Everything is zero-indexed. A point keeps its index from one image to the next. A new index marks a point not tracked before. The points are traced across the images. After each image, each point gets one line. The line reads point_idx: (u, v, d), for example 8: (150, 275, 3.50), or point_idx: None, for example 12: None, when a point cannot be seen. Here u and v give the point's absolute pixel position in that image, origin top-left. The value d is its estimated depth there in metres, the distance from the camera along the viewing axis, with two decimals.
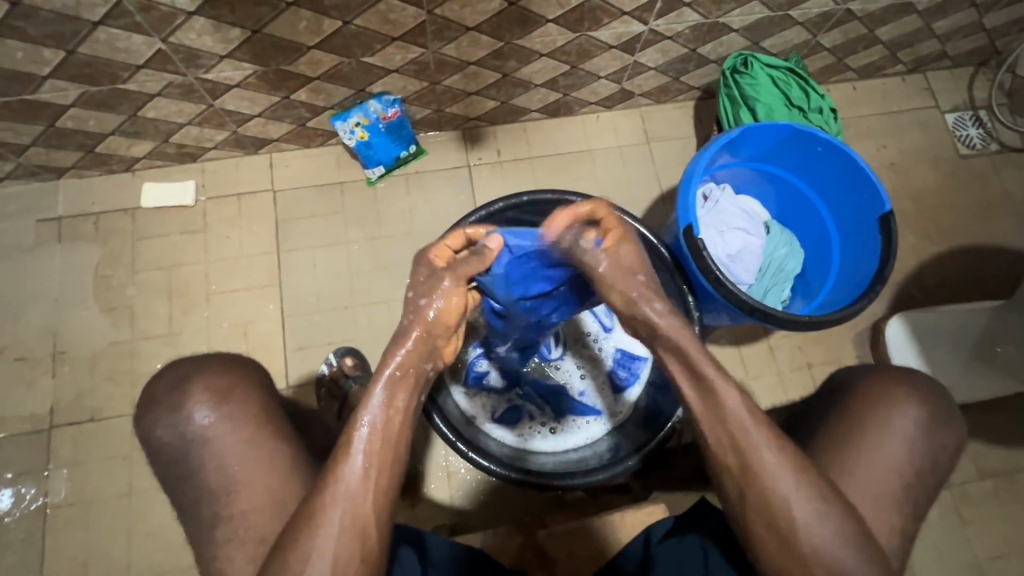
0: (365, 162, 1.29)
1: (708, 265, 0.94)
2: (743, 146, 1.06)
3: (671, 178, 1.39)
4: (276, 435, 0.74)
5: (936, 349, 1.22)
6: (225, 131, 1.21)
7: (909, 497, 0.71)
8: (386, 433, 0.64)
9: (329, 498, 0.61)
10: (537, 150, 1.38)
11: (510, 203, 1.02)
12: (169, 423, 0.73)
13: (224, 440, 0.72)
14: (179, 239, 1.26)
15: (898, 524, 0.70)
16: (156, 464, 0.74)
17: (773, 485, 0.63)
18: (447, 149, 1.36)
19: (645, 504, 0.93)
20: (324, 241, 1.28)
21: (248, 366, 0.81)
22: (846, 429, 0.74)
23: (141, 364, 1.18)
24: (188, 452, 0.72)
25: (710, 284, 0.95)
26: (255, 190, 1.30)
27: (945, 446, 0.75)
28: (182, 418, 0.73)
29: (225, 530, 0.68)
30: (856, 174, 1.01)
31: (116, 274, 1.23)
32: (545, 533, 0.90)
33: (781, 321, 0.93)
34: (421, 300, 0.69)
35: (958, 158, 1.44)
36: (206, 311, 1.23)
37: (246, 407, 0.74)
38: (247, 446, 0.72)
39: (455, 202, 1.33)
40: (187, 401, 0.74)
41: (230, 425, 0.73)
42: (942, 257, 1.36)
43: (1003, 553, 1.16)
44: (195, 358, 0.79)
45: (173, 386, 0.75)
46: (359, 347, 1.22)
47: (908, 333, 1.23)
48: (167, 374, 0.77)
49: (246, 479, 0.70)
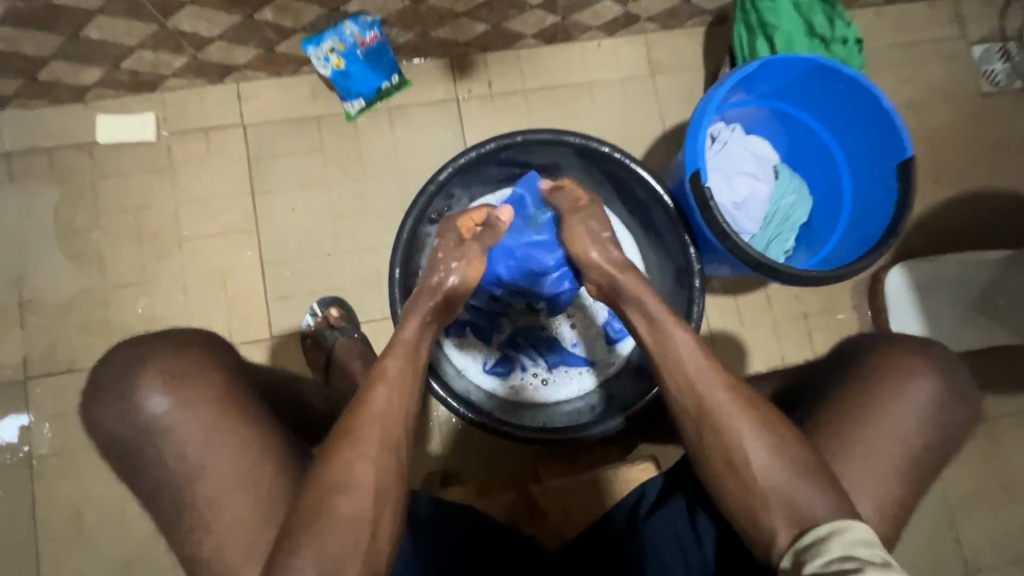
0: (342, 94, 1.18)
1: (715, 217, 0.87)
2: (758, 82, 0.96)
3: (675, 114, 1.29)
4: (245, 415, 0.71)
5: (936, 303, 1.20)
6: (183, 56, 1.08)
7: (907, 459, 0.71)
8: (409, 354, 0.76)
9: (365, 422, 0.67)
10: (531, 82, 1.27)
11: (503, 143, 0.97)
12: (132, 403, 0.70)
13: (188, 420, 0.69)
14: (145, 179, 1.16)
15: (895, 486, 0.70)
16: (115, 447, 0.71)
17: (754, 437, 0.67)
18: (433, 79, 1.24)
19: (638, 461, 0.93)
20: (302, 182, 1.19)
21: (210, 345, 0.77)
22: None
23: (114, 313, 1.12)
24: (147, 439, 0.69)
25: (717, 237, 0.87)
26: (223, 125, 1.19)
27: (950, 406, 0.73)
28: (139, 402, 0.69)
29: (212, 493, 0.67)
30: (878, 114, 0.92)
31: (78, 217, 1.14)
32: (539, 489, 0.91)
33: (788, 277, 0.88)
34: (452, 262, 0.86)
35: (979, 95, 1.34)
36: (180, 258, 1.15)
37: (204, 392, 0.70)
38: (209, 433, 0.69)
39: (443, 140, 1.23)
40: (143, 382, 0.70)
41: (186, 410, 0.69)
42: (949, 203, 1.31)
43: (973, 492, 1.21)
44: (144, 341, 0.75)
45: (128, 369, 0.71)
46: (344, 295, 1.18)
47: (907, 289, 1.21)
48: (117, 356, 0.73)
49: (225, 452, 0.69)
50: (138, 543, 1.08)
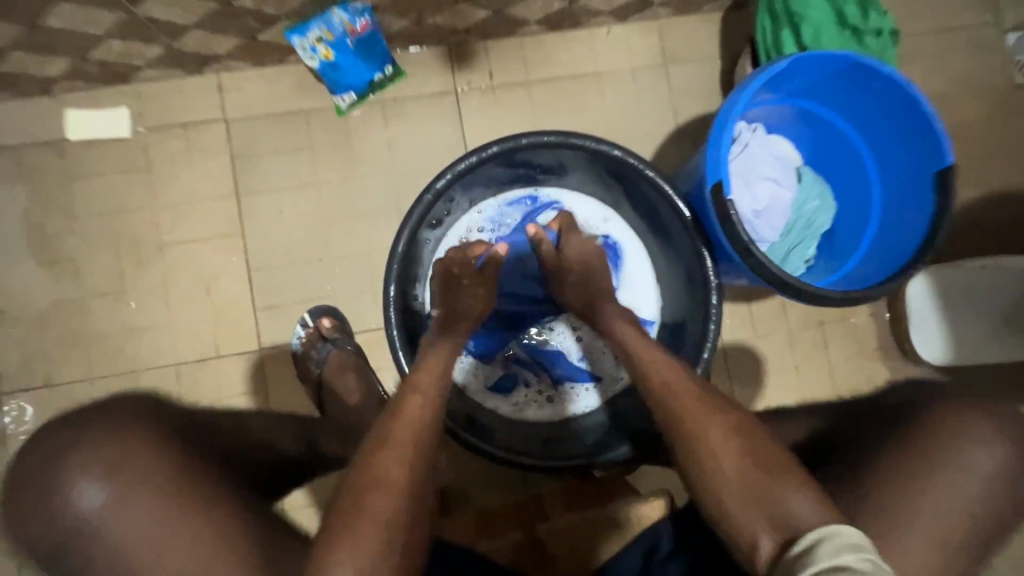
0: (332, 87, 1.09)
1: (737, 231, 0.79)
2: (785, 81, 0.88)
3: (690, 108, 1.21)
4: (197, 499, 0.68)
5: (960, 319, 1.15)
6: (157, 46, 0.99)
7: (952, 505, 0.64)
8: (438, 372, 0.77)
9: (395, 429, 0.68)
10: (536, 73, 1.18)
11: (507, 147, 0.89)
12: (65, 494, 0.66)
13: (129, 512, 0.66)
14: (121, 180, 1.08)
15: (937, 536, 0.64)
16: (53, 535, 0.66)
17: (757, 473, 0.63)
18: (430, 70, 1.15)
19: (650, 498, 0.89)
20: (291, 182, 1.11)
21: (160, 426, 0.73)
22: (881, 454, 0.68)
23: (93, 325, 1.06)
24: (87, 535, 0.66)
25: (737, 253, 0.80)
26: (204, 120, 1.10)
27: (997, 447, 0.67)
28: (73, 495, 0.66)
29: None
30: (916, 118, 0.84)
31: (51, 222, 1.07)
32: (546, 528, 0.88)
33: (814, 298, 0.81)
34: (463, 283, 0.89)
35: (1012, 87, 1.26)
36: (162, 266, 1.08)
37: (146, 483, 0.67)
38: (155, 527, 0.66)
39: (441, 137, 1.15)
40: (77, 474, 0.67)
41: (122, 500, 0.66)
42: (976, 204, 1.24)
43: None
44: (78, 421, 0.71)
45: (53, 459, 0.68)
46: (337, 304, 1.11)
47: (932, 305, 1.16)
48: (48, 438, 0.71)
49: (186, 530, 0.66)
50: None
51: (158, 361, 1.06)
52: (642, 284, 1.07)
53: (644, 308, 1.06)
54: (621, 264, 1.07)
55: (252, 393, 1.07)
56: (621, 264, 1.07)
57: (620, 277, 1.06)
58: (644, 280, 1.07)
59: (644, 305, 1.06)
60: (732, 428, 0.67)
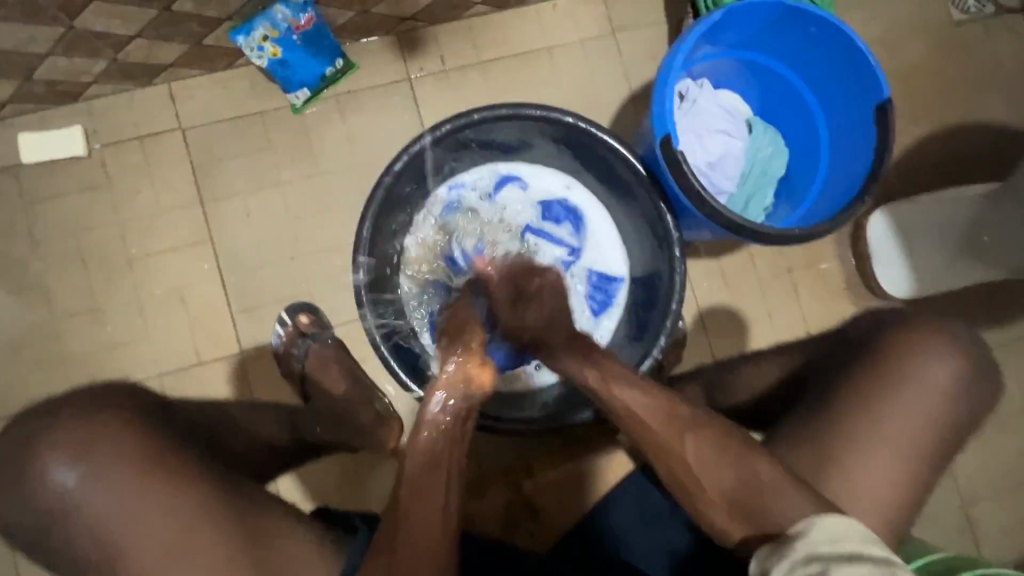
0: (285, 86, 1.10)
1: (689, 180, 0.86)
2: (725, 32, 0.92)
3: (642, 74, 1.23)
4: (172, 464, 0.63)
5: (923, 250, 1.17)
6: (103, 59, 0.99)
7: (899, 435, 0.69)
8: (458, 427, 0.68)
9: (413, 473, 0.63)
10: (486, 53, 1.20)
11: (462, 123, 0.91)
12: (46, 462, 0.62)
13: (107, 491, 0.61)
14: (81, 198, 1.08)
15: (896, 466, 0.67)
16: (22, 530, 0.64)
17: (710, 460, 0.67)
18: (380, 59, 1.16)
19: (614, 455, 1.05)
20: (253, 184, 1.12)
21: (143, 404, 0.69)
22: (866, 411, 0.70)
23: (70, 345, 1.06)
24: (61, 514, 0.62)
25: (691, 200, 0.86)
26: (159, 131, 1.10)
27: (939, 364, 0.71)
28: (49, 472, 0.62)
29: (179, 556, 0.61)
30: (851, 57, 0.88)
31: (15, 247, 1.06)
32: (532, 484, 1.03)
33: (766, 238, 0.85)
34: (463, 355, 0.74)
35: (952, 24, 1.25)
36: (132, 280, 1.08)
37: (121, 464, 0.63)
38: (142, 484, 0.62)
39: (400, 125, 1.16)
40: (50, 459, 0.62)
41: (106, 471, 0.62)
42: (934, 140, 1.23)
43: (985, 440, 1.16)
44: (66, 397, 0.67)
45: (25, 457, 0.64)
46: (313, 301, 1.12)
47: (895, 248, 1.18)
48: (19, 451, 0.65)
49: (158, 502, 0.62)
50: None
51: (139, 374, 1.07)
52: (607, 241, 1.08)
53: (614, 265, 1.08)
54: (586, 228, 1.08)
55: (236, 396, 1.08)
56: (586, 228, 1.08)
57: (586, 239, 1.08)
58: (609, 238, 1.08)
59: (613, 261, 1.08)
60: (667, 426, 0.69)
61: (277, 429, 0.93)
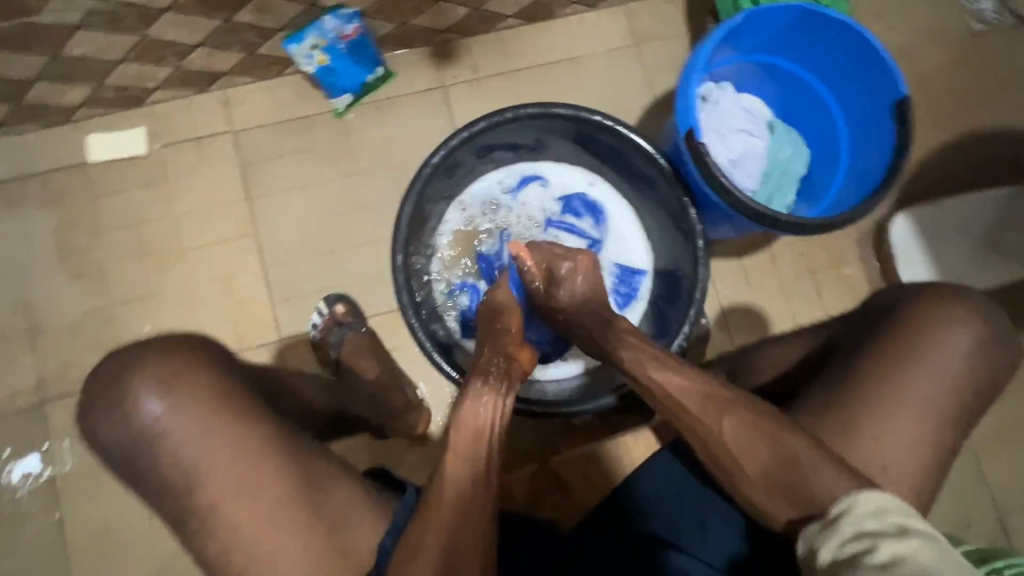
0: (329, 91, 1.18)
1: (713, 171, 0.89)
2: (744, 36, 0.97)
3: (664, 83, 1.28)
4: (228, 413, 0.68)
5: (944, 244, 1.19)
6: (167, 66, 1.08)
7: (920, 416, 0.70)
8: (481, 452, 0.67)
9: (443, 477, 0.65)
10: (516, 63, 1.27)
11: (494, 121, 0.97)
12: (116, 416, 0.68)
13: (170, 438, 0.67)
14: (139, 193, 1.17)
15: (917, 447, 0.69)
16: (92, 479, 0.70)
17: (746, 441, 0.69)
18: (416, 68, 1.24)
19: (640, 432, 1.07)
20: (296, 182, 1.19)
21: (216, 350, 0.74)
22: (887, 392, 0.71)
23: (123, 329, 1.13)
24: (131, 456, 0.69)
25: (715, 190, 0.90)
26: (213, 133, 1.19)
27: (961, 348, 0.72)
28: (133, 406, 0.68)
29: (229, 508, 0.66)
30: (869, 57, 0.92)
31: (79, 237, 1.15)
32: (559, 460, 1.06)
33: (788, 227, 0.88)
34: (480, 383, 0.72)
35: (969, 34, 1.28)
36: (182, 270, 1.15)
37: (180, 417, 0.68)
38: (205, 432, 0.67)
39: (434, 128, 1.23)
40: (131, 396, 0.68)
41: (176, 414, 0.68)
42: (955, 146, 1.25)
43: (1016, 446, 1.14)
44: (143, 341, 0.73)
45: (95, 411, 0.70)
46: (349, 292, 1.17)
47: (917, 240, 1.19)
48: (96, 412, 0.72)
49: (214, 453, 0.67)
50: (166, 553, 1.08)
51: None
52: (630, 236, 1.12)
53: (637, 258, 1.11)
54: (609, 223, 1.12)
55: None
56: (609, 224, 1.12)
57: (609, 233, 1.12)
58: (632, 233, 1.12)
59: (636, 255, 1.11)
60: (705, 412, 0.71)
61: (319, 397, 0.98)
